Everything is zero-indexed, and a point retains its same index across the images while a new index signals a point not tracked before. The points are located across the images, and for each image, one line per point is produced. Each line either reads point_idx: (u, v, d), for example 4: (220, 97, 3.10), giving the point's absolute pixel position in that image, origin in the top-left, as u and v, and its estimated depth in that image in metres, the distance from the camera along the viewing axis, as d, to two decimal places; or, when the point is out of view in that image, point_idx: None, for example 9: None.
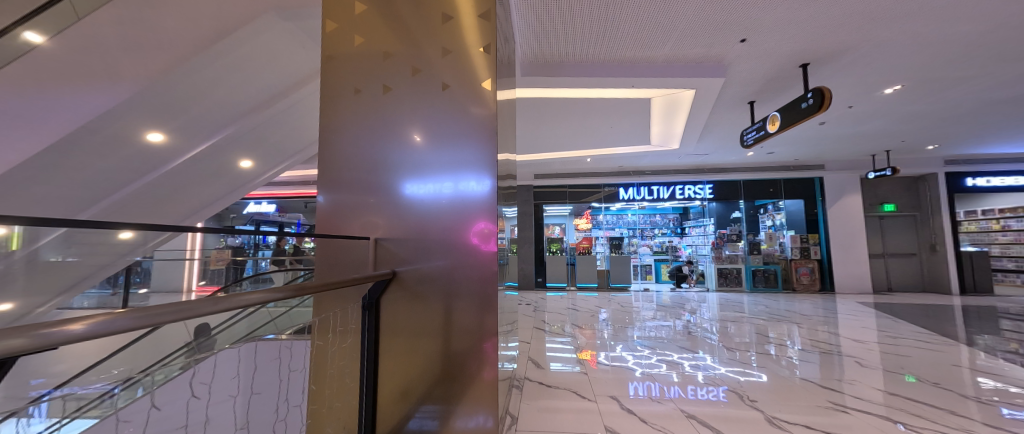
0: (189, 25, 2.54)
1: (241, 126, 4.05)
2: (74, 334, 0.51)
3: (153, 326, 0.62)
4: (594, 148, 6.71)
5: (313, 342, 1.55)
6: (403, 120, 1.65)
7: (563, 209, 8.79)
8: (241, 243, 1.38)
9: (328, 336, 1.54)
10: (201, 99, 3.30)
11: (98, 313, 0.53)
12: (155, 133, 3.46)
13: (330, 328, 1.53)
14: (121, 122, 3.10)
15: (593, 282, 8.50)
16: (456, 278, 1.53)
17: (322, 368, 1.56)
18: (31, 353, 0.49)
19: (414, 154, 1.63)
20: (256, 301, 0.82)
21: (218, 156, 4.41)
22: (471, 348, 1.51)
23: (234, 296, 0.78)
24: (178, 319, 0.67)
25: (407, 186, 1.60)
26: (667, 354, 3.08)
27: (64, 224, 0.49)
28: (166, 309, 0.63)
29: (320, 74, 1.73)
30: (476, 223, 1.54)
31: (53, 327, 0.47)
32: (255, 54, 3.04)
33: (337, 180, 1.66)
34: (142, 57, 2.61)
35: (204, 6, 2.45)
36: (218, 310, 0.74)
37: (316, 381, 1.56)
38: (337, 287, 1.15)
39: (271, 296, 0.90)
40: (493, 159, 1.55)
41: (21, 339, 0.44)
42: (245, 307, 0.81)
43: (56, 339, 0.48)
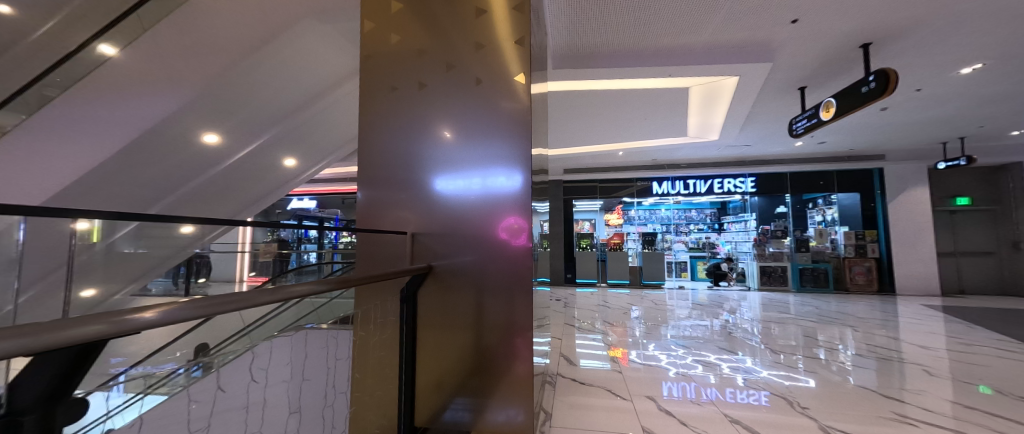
0: (237, 30, 2.70)
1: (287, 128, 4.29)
2: (148, 320, 0.56)
3: (211, 315, 0.67)
4: (626, 141, 6.48)
5: (355, 333, 1.57)
6: (433, 117, 1.68)
7: (594, 204, 8.73)
8: (288, 236, 1.51)
9: (369, 327, 1.57)
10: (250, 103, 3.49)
11: (166, 303, 0.57)
12: (210, 134, 3.59)
13: (372, 319, 1.57)
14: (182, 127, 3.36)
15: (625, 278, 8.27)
16: (487, 272, 1.55)
17: (365, 357, 1.59)
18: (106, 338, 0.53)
19: (444, 150, 1.65)
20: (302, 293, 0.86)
21: (264, 155, 4.67)
22: (502, 342, 1.53)
23: (278, 288, 0.82)
24: (234, 309, 0.72)
25: (438, 182, 1.64)
26: (704, 354, 2.96)
27: (143, 218, 0.54)
28: (221, 300, 0.67)
29: (360, 74, 1.78)
30: (506, 219, 1.55)
31: (126, 314, 0.52)
32: (296, 56, 3.18)
33: (372, 177, 1.72)
34: (197, 63, 2.81)
35: (251, 12, 2.60)
36: (272, 300, 0.78)
37: (360, 369, 1.62)
38: (379, 279, 1.19)
39: (312, 289, 0.94)
40: (523, 154, 1.55)
41: (101, 325, 0.49)
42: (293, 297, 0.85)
43: (130, 325, 0.52)
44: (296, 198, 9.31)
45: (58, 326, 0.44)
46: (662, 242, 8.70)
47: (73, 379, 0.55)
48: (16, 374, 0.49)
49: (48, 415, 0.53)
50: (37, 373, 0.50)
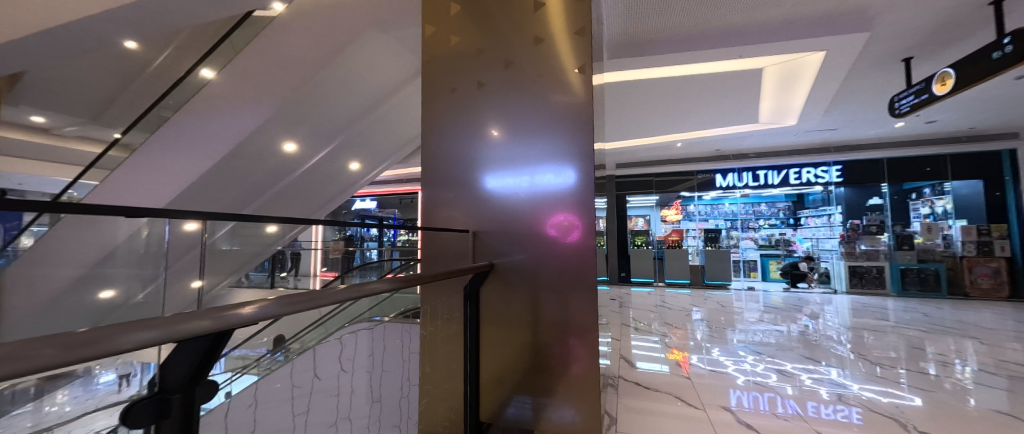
0: (307, 43, 2.86)
1: (353, 140, 4.57)
2: (247, 316, 0.63)
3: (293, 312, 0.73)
4: (685, 132, 6.08)
5: (425, 328, 1.70)
6: (484, 117, 1.75)
7: (648, 200, 8.33)
8: (352, 234, 1.63)
9: (437, 322, 1.68)
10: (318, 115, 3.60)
11: (261, 300, 0.66)
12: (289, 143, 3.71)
13: (438, 315, 1.65)
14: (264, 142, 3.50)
15: (686, 278, 7.83)
16: (539, 268, 1.61)
17: (433, 351, 1.71)
18: (218, 334, 0.62)
19: (494, 149, 1.73)
20: (367, 292, 0.92)
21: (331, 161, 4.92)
22: (559, 341, 1.58)
23: (349, 286, 0.88)
24: (311, 307, 0.78)
25: (488, 181, 1.72)
26: (780, 363, 2.69)
27: (236, 218, 0.73)
28: (298, 298, 0.74)
29: (422, 77, 1.86)
30: (555, 216, 1.60)
31: (227, 310, 0.60)
32: (360, 65, 3.30)
33: (429, 178, 1.83)
34: (274, 80, 3.07)
35: (321, 27, 2.76)
36: (342, 299, 0.85)
37: (429, 362, 1.73)
38: (442, 278, 1.24)
39: (381, 287, 0.99)
40: (572, 151, 1.60)
41: (208, 320, 0.56)
42: (359, 296, 0.90)
43: (232, 320, 0.60)
44: (359, 199, 10.04)
45: (171, 321, 0.52)
46: (727, 240, 8.13)
47: (209, 366, 0.63)
48: (165, 357, 0.58)
49: (193, 396, 0.62)
50: (180, 356, 0.59)
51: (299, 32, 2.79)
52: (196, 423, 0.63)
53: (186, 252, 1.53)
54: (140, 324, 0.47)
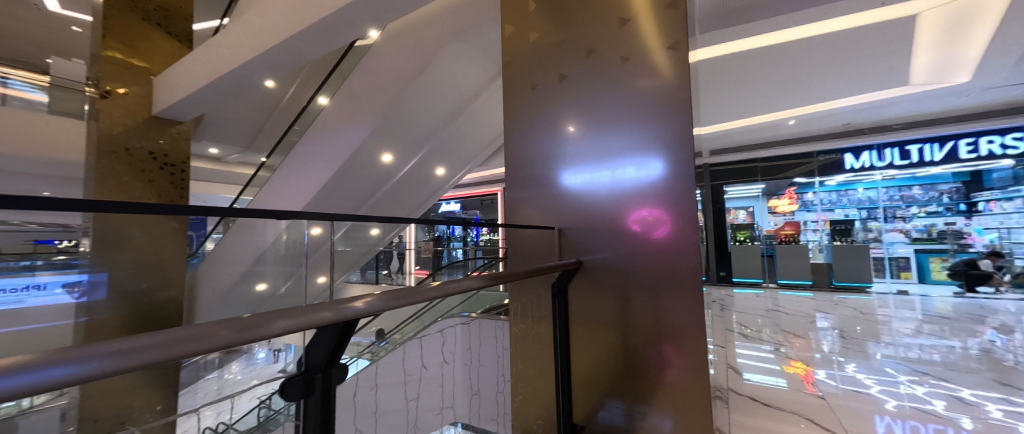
0: (396, 56, 2.84)
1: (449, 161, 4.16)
2: (359, 309, 0.72)
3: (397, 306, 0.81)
4: (801, 108, 5.18)
5: (516, 326, 1.92)
6: (563, 115, 1.90)
7: (752, 189, 7.34)
8: (440, 235, 1.78)
9: (527, 320, 1.89)
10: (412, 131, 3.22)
11: (369, 295, 0.73)
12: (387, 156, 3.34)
13: (528, 313, 1.88)
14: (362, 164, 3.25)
15: (808, 279, 6.62)
16: (625, 265, 1.66)
17: (526, 350, 1.90)
18: (344, 326, 0.71)
19: (573, 146, 1.85)
20: (458, 289, 0.97)
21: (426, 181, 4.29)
22: (651, 344, 1.58)
23: (442, 283, 0.95)
24: (409, 302, 0.85)
25: (567, 179, 1.85)
26: (955, 388, 2.09)
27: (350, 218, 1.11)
28: (401, 293, 0.81)
29: (507, 76, 2.10)
30: (638, 211, 1.64)
31: (340, 304, 0.68)
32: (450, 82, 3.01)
33: (515, 178, 2.04)
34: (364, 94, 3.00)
35: (410, 39, 2.75)
36: (435, 296, 0.91)
37: (522, 362, 1.93)
38: (527, 275, 1.26)
39: (470, 285, 1.04)
40: (652, 142, 1.62)
41: (328, 312, 0.65)
42: (450, 293, 0.96)
43: (346, 312, 0.68)
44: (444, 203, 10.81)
45: (302, 310, 0.61)
46: (864, 233, 6.71)
47: (342, 352, 0.73)
48: (310, 342, 0.69)
49: (331, 377, 0.72)
50: (319, 342, 0.70)
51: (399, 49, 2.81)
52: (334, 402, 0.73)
53: (312, 253, 1.82)
54: (282, 313, 0.57)
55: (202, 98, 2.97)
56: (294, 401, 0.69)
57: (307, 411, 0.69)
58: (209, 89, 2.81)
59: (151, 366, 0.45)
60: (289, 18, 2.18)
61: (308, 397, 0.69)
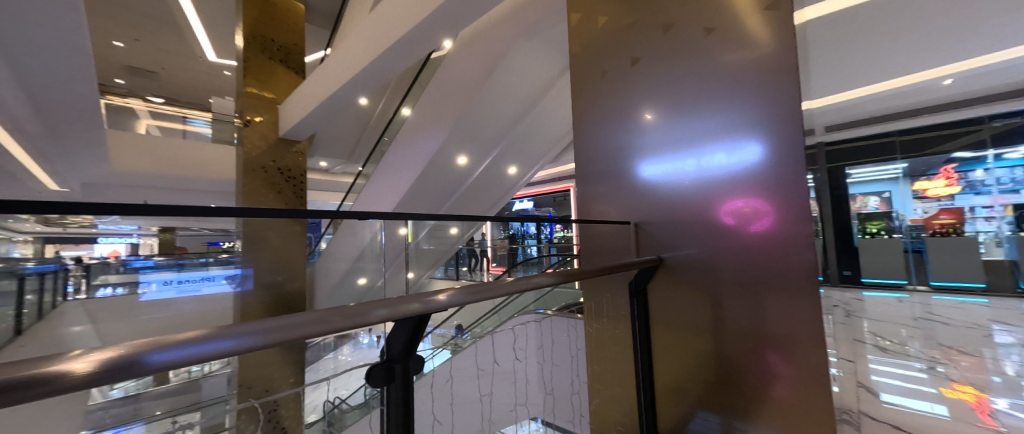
0: (467, 63, 2.98)
1: (520, 160, 4.19)
2: (443, 302, 0.77)
3: (475, 301, 0.85)
4: (964, 62, 4.04)
5: (591, 326, 1.93)
6: (637, 102, 1.81)
7: (892, 170, 5.78)
8: (516, 233, 1.85)
9: (603, 320, 1.88)
10: (484, 133, 3.33)
11: (450, 290, 0.78)
12: (462, 158, 3.50)
13: (603, 312, 1.87)
14: (440, 166, 3.44)
15: (982, 281, 5.17)
16: (716, 263, 1.53)
17: (603, 352, 1.88)
18: (422, 319, 0.76)
19: (651, 135, 1.76)
20: (534, 285, 0.98)
21: (492, 179, 4.27)
22: (751, 353, 1.43)
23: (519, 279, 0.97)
24: (488, 297, 0.88)
25: (646, 170, 1.77)
26: None
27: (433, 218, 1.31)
28: (480, 288, 0.85)
29: (575, 67, 2.10)
30: (731, 202, 1.49)
31: (429, 298, 0.74)
32: (518, 82, 3.02)
33: (587, 172, 2.01)
34: (440, 102, 3.21)
35: (479, 45, 2.86)
36: (512, 292, 0.93)
37: (599, 364, 1.91)
38: (605, 272, 1.21)
39: (547, 281, 1.04)
40: (746, 122, 1.46)
41: (419, 304, 0.72)
42: (526, 289, 0.97)
43: (434, 305, 0.74)
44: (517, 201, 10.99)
45: (396, 302, 0.68)
46: None
47: (417, 344, 0.78)
48: (388, 334, 0.76)
49: (409, 367, 0.78)
50: (397, 333, 0.76)
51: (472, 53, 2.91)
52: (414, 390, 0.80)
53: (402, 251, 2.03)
54: (379, 304, 0.64)
55: (314, 120, 3.51)
56: (379, 387, 0.77)
57: (390, 395, 0.77)
58: (319, 112, 3.32)
59: (288, 344, 0.54)
60: (377, 40, 2.45)
61: (389, 385, 0.76)
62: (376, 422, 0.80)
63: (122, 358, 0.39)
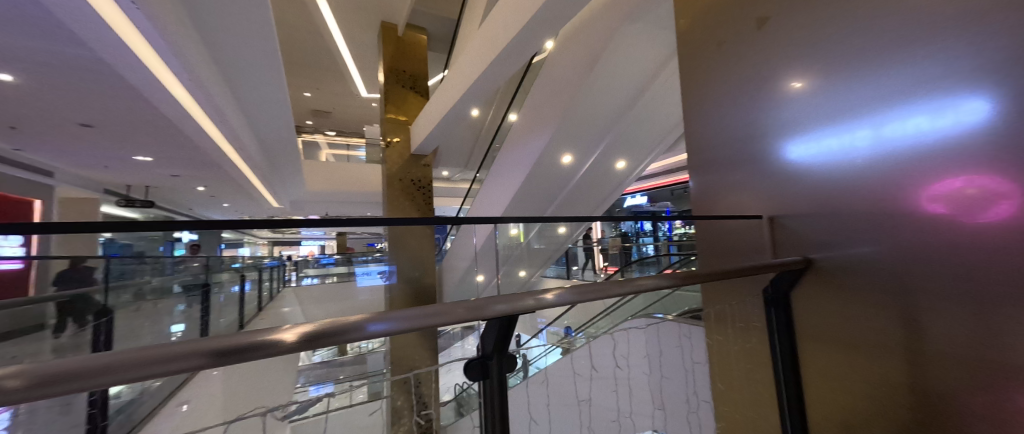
0: (569, 60, 2.94)
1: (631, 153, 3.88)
2: (550, 301, 0.78)
3: (577, 302, 0.81)
4: None
5: (714, 337, 1.79)
6: (774, 70, 1.56)
7: None
8: (629, 230, 1.83)
9: (728, 330, 1.71)
10: (591, 129, 3.25)
11: (556, 289, 0.78)
12: (567, 156, 3.50)
13: (729, 320, 1.71)
14: (546, 167, 3.50)
15: None
16: (904, 267, 1.20)
17: (729, 364, 1.73)
18: (516, 318, 0.75)
19: (798, 108, 1.48)
20: (648, 287, 0.90)
21: (601, 172, 3.99)
22: (967, 388, 1.10)
23: (631, 279, 0.90)
24: (597, 298, 0.84)
25: (793, 152, 1.48)
26: None
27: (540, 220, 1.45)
28: (588, 288, 0.82)
29: (684, 45, 1.96)
30: (934, 184, 1.11)
31: (536, 295, 0.75)
32: (625, 70, 2.81)
33: (709, 159, 1.84)
34: (544, 103, 3.27)
35: (581, 39, 2.81)
36: (624, 293, 0.88)
37: (724, 378, 1.77)
38: (732, 275, 1.03)
39: (663, 283, 0.94)
40: (954, 70, 1.07)
41: (528, 301, 0.74)
42: (639, 291, 0.90)
43: (541, 303, 0.75)
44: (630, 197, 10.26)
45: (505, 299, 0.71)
46: None
47: (507, 343, 0.78)
48: (481, 331, 0.77)
49: (501, 365, 0.78)
50: (488, 332, 0.76)
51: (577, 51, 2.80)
52: (508, 390, 0.79)
53: (516, 250, 2.20)
54: (497, 299, 0.69)
55: (438, 134, 4.03)
56: (477, 381, 0.79)
57: (488, 391, 0.78)
58: (441, 127, 3.79)
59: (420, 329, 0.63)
60: (486, 52, 2.65)
61: (485, 379, 0.78)
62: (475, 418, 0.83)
63: (311, 333, 0.52)
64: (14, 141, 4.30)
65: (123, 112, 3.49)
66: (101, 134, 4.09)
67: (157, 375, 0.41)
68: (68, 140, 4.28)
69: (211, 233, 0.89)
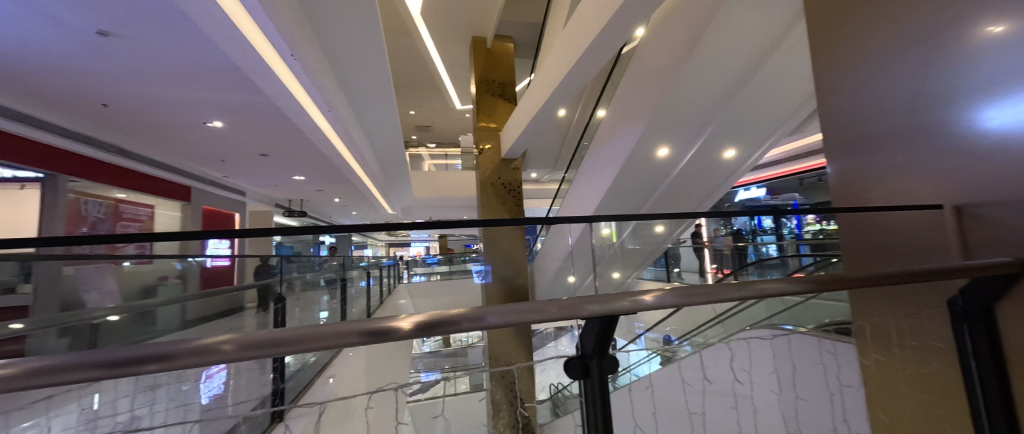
0: (662, 45, 2.73)
1: (743, 140, 3.34)
2: (648, 303, 0.70)
3: (681, 306, 0.72)
4: None
5: (868, 357, 1.48)
6: (957, 14, 1.19)
7: None
8: (741, 227, 1.59)
9: (893, 350, 1.40)
10: (690, 117, 2.93)
11: (655, 290, 0.70)
12: (663, 148, 3.22)
13: (893, 340, 1.38)
14: (640, 161, 3.27)
15: None
16: None
17: (893, 393, 1.41)
18: (616, 318, 0.71)
19: (997, 61, 1.11)
20: (771, 291, 0.75)
21: (706, 164, 3.56)
22: None
23: (751, 281, 0.76)
24: (707, 302, 0.73)
25: (986, 121, 1.14)
26: None
27: (633, 218, 1.35)
28: (693, 291, 0.72)
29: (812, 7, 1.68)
30: None
31: (633, 297, 0.69)
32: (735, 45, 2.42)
33: (857, 136, 1.52)
34: (635, 95, 3.07)
35: (674, 21, 2.58)
36: (740, 296, 0.75)
37: (885, 411, 1.45)
38: (892, 282, 0.81)
39: (793, 289, 0.78)
40: None
41: (624, 302, 0.68)
42: (759, 295, 0.76)
43: (638, 305, 0.69)
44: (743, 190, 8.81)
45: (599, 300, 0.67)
46: None
47: (609, 344, 0.74)
48: (579, 331, 0.74)
49: (602, 365, 0.74)
50: (586, 330, 0.73)
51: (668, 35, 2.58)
52: (610, 392, 0.76)
53: (607, 249, 2.09)
54: (590, 300, 0.65)
55: (526, 136, 4.13)
56: (578, 380, 0.77)
57: (590, 390, 0.76)
58: (528, 129, 3.88)
59: (514, 324, 0.64)
60: (572, 51, 2.65)
61: (585, 378, 0.75)
62: (576, 417, 0.81)
63: (415, 322, 0.57)
64: (226, 169, 5.92)
65: (286, 141, 4.48)
66: (274, 160, 5.35)
67: (317, 350, 0.49)
68: (255, 166, 5.69)
69: (341, 231, 1.07)
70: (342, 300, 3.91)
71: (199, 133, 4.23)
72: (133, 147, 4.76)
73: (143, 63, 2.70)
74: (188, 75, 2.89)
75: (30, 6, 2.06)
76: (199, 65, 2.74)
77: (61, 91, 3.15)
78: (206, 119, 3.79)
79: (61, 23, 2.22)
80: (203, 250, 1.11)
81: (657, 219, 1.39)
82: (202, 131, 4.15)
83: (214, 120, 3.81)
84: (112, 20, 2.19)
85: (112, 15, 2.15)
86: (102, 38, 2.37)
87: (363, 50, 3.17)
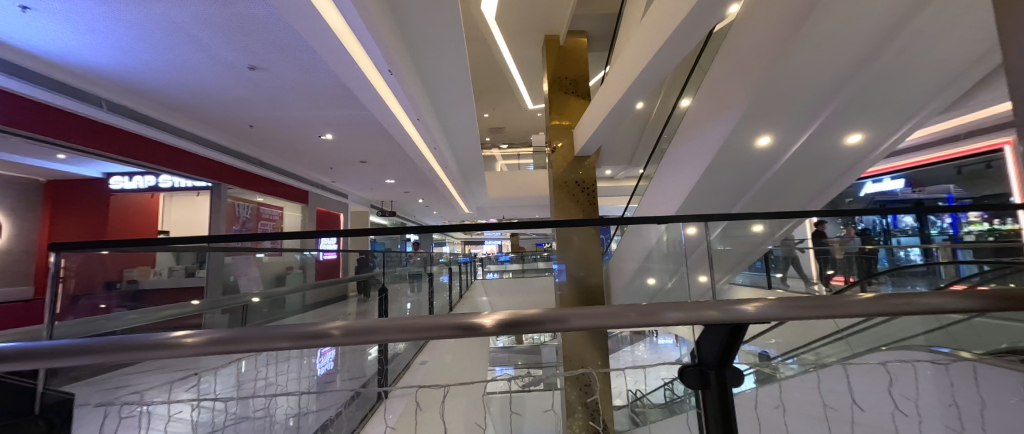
0: (758, 26, 2.37)
1: (877, 122, 2.70)
2: (749, 314, 0.60)
3: (795, 319, 0.61)
4: None
5: None
6: None
7: None
8: (868, 226, 1.35)
9: None
10: (797, 103, 2.52)
11: (760, 299, 0.60)
12: (764, 137, 2.84)
13: None
14: (734, 154, 2.93)
15: None
16: None
17: None
18: (739, 328, 0.63)
19: None
20: (925, 309, 0.58)
21: (824, 153, 3.00)
22: None
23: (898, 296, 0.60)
24: (826, 318, 0.60)
25: None
26: None
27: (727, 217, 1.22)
28: (805, 302, 0.59)
29: None
30: None
31: (730, 305, 0.60)
32: (854, 26, 1.97)
33: None
34: (729, 80, 2.74)
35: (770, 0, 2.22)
36: (875, 313, 0.59)
37: None
38: None
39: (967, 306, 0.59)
40: None
41: (714, 311, 0.59)
42: (904, 314, 0.59)
43: (735, 316, 0.59)
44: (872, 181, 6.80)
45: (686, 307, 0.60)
46: None
47: (731, 353, 0.67)
48: (697, 336, 0.69)
49: (725, 377, 0.67)
50: (708, 338, 0.67)
51: (764, 12, 2.28)
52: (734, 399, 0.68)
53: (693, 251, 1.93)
54: (672, 306, 0.59)
55: (601, 133, 4.02)
56: (694, 390, 0.71)
57: (707, 402, 0.69)
58: (602, 127, 3.77)
59: (588, 328, 0.61)
60: (650, 44, 2.52)
61: (703, 389, 0.69)
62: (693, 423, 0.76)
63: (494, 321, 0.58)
64: (333, 175, 6.84)
65: (380, 148, 4.99)
66: (371, 166, 6.01)
67: (405, 338, 0.58)
68: (355, 172, 6.46)
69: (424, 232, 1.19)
70: (426, 293, 4.19)
71: (315, 145, 4.95)
72: (268, 159, 5.74)
73: (279, 90, 3.27)
74: (309, 95, 3.40)
75: (207, 51, 2.66)
76: (317, 85, 3.21)
77: (223, 117, 3.97)
78: (320, 132, 4.42)
79: (224, 62, 2.80)
80: (316, 245, 1.29)
81: (762, 218, 1.23)
82: (317, 143, 4.85)
83: (327, 132, 4.42)
84: (259, 55, 2.72)
85: (259, 50, 2.66)
86: (251, 71, 2.94)
87: (447, 60, 3.37)
